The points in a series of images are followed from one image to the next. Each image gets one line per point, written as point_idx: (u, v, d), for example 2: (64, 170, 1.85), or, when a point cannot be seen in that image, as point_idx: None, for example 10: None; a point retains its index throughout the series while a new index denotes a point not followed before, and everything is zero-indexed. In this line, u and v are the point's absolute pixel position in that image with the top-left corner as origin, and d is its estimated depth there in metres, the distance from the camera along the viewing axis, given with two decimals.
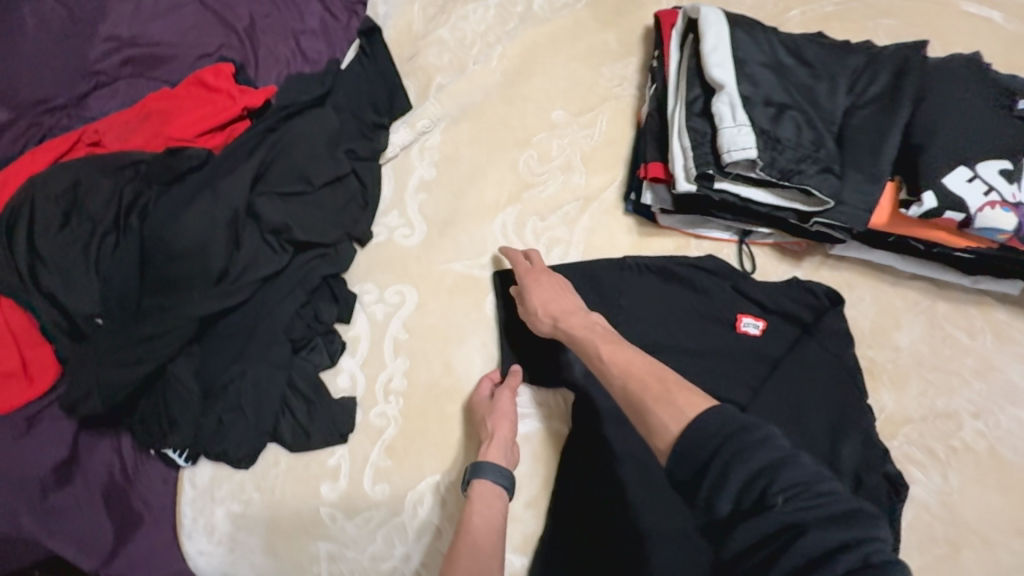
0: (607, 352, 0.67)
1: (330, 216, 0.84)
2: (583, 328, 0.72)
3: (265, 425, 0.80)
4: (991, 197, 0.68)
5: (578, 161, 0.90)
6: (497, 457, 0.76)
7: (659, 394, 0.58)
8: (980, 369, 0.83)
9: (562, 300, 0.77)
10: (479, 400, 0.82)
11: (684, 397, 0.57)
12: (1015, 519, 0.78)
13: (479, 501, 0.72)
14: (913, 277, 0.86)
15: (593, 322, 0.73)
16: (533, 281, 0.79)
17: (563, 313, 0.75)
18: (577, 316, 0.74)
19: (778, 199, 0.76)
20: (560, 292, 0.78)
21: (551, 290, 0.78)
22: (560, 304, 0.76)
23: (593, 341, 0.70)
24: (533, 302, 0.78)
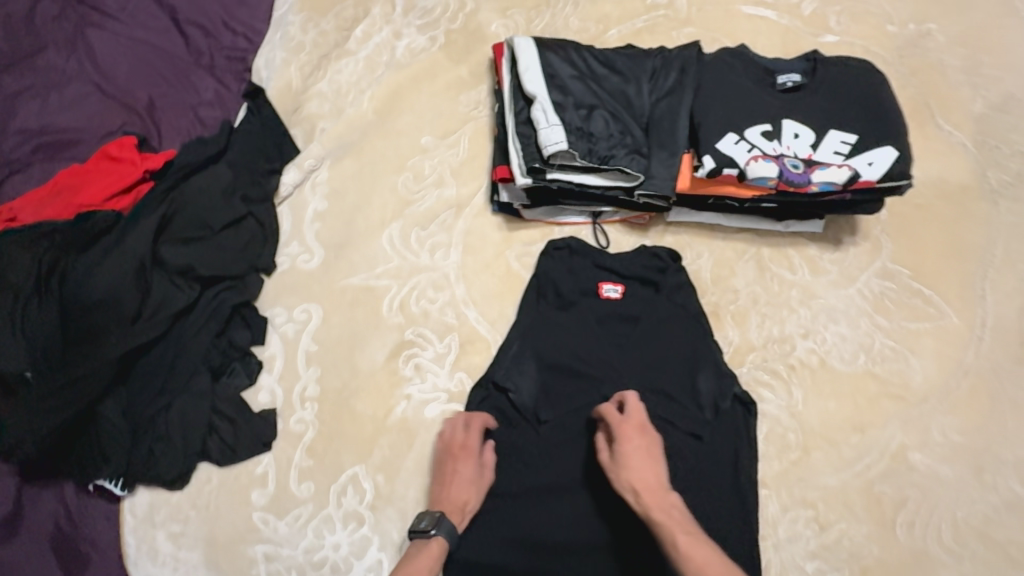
0: (684, 541, 0.74)
1: (235, 253, 0.97)
2: (663, 513, 0.77)
3: (192, 447, 0.90)
4: (754, 153, 0.85)
5: (448, 176, 1.05)
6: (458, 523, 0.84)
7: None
8: (803, 298, 0.98)
9: (647, 473, 0.80)
10: (467, 454, 0.88)
11: None
12: (851, 417, 0.92)
13: (429, 552, 0.81)
14: (739, 230, 1.02)
15: (671, 505, 0.78)
16: (629, 442, 0.82)
17: (644, 489, 0.79)
18: (658, 495, 0.79)
19: (604, 181, 0.91)
20: (648, 464, 0.81)
21: (642, 460, 0.81)
22: (646, 476, 0.80)
23: (671, 529, 0.75)
24: (624, 467, 0.81)
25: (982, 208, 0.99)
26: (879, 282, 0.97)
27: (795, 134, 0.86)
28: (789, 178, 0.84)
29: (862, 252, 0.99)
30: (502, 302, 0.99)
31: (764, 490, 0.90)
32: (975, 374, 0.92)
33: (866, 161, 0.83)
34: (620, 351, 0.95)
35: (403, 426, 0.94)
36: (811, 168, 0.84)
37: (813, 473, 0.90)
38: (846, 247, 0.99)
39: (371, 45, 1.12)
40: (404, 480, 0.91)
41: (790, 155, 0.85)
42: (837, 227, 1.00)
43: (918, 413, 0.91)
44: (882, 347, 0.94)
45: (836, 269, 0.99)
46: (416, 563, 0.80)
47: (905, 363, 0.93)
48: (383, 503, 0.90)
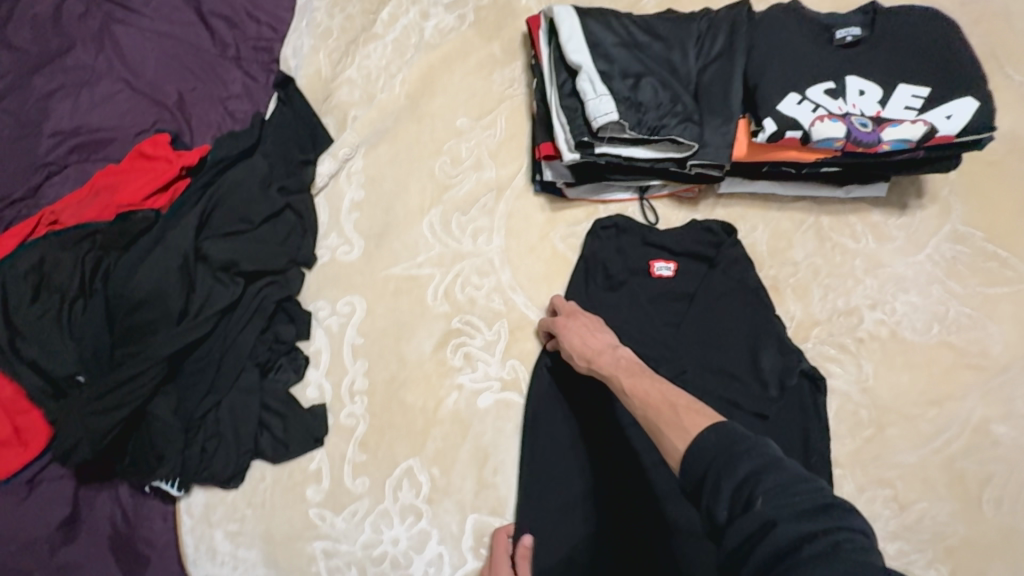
0: (628, 383, 0.70)
1: (276, 247, 0.94)
2: (609, 363, 0.74)
3: (245, 444, 0.89)
4: (819, 113, 0.79)
5: (486, 158, 1.01)
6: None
7: (670, 418, 0.61)
8: (869, 267, 0.93)
9: (588, 342, 0.80)
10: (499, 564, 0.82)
11: (689, 417, 0.59)
12: (927, 391, 0.87)
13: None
14: (796, 199, 0.96)
15: (618, 357, 0.75)
16: (566, 323, 0.84)
17: (591, 354, 0.78)
18: (603, 353, 0.77)
19: (654, 153, 0.87)
20: (589, 333, 0.81)
21: (581, 332, 0.82)
22: (589, 346, 0.79)
23: (618, 376, 0.72)
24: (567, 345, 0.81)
25: None
26: (950, 247, 0.92)
27: (861, 91, 0.81)
28: (858, 138, 0.79)
29: (930, 215, 0.93)
30: (549, 285, 0.95)
31: (838, 470, 0.85)
32: None
33: (943, 114, 0.78)
34: (675, 329, 0.92)
35: (455, 418, 0.91)
36: (881, 126, 0.79)
37: (890, 450, 0.85)
38: (912, 211, 0.94)
39: (399, 27, 1.09)
40: (460, 472, 0.89)
41: (858, 113, 0.80)
42: (901, 190, 0.95)
43: (999, 383, 0.86)
44: (957, 315, 0.89)
45: (902, 235, 0.93)
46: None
47: (982, 331, 0.88)
48: (440, 495, 0.88)
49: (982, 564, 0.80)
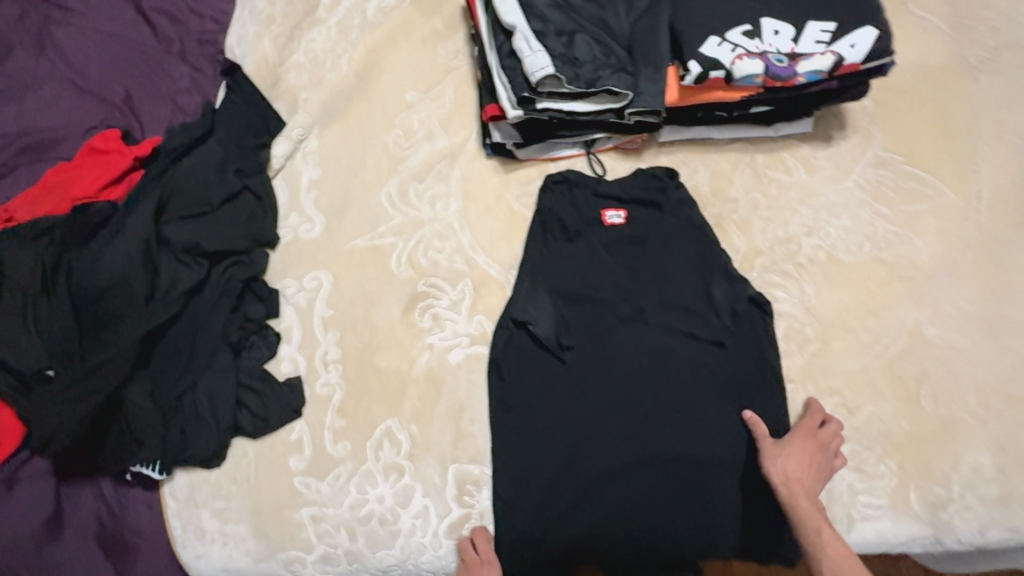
0: (826, 533, 0.78)
1: (238, 228, 0.97)
2: (806, 510, 0.80)
3: (224, 421, 0.90)
4: (738, 52, 0.85)
5: (437, 127, 1.05)
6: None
7: (846, 564, 0.76)
8: (802, 197, 0.99)
9: (801, 470, 0.83)
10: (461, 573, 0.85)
11: (849, 563, 0.76)
12: (865, 304, 0.94)
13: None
14: (731, 141, 1.03)
15: (815, 498, 0.82)
16: (793, 437, 0.85)
17: (790, 479, 0.83)
18: (810, 484, 0.83)
19: (593, 106, 0.91)
20: (806, 458, 0.84)
21: (803, 460, 0.84)
22: (792, 468, 0.83)
23: (812, 518, 0.80)
24: (785, 451, 0.84)
25: (963, 86, 1.01)
26: (874, 171, 0.99)
27: (775, 31, 0.87)
28: (776, 73, 0.85)
29: (853, 145, 1.01)
30: (508, 243, 0.99)
31: (790, 384, 0.92)
32: (978, 244, 0.94)
33: (848, 43, 0.84)
34: (630, 273, 0.96)
35: (429, 376, 0.94)
36: (795, 61, 0.85)
37: (836, 361, 0.92)
38: (837, 142, 1.01)
39: (341, 10, 1.12)
40: (437, 426, 0.92)
41: (774, 51, 0.86)
42: (826, 124, 1.02)
43: (929, 290, 0.93)
44: (885, 233, 0.96)
45: (830, 165, 1.00)
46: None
47: (909, 244, 0.95)
48: (420, 451, 0.91)
49: (925, 454, 0.87)
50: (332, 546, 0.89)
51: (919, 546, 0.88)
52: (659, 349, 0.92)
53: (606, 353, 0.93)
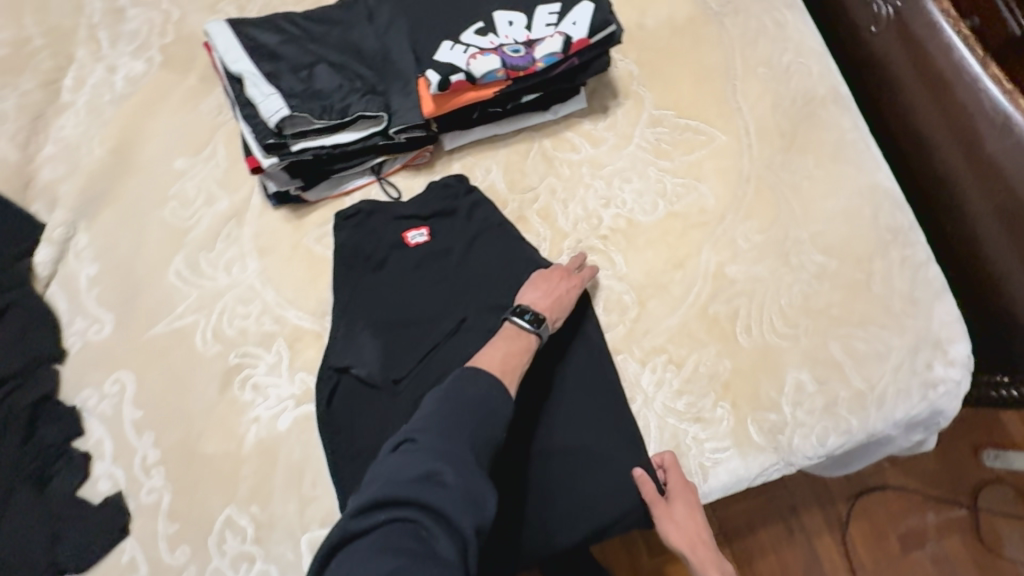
0: None
1: (10, 350, 0.88)
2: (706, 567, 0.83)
3: (36, 564, 0.80)
4: (471, 52, 0.86)
5: (217, 189, 0.99)
6: (556, 322, 0.87)
7: None
8: (593, 171, 1.01)
9: (696, 528, 0.84)
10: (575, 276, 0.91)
11: None
12: (670, 258, 0.97)
13: (520, 344, 0.82)
14: (517, 133, 1.03)
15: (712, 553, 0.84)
16: (682, 497, 0.84)
17: (690, 541, 0.83)
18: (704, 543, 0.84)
19: (353, 134, 0.89)
20: (695, 517, 0.84)
21: (694, 516, 0.84)
22: (691, 530, 0.83)
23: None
24: (680, 513, 0.83)
25: (711, 32, 1.07)
26: (652, 131, 1.02)
27: (509, 22, 0.88)
28: (514, 64, 0.86)
29: (628, 109, 1.03)
30: (316, 289, 0.95)
31: (620, 354, 0.93)
32: (755, 176, 0.99)
33: (570, 22, 0.86)
34: (442, 286, 0.95)
35: (261, 449, 0.89)
36: (531, 47, 0.86)
37: (655, 320, 0.94)
38: (613, 110, 1.03)
39: (86, 90, 1.04)
40: (280, 500, 0.87)
41: (509, 42, 0.86)
42: (600, 96, 1.04)
43: (721, 231, 0.97)
44: (673, 186, 1.00)
45: (612, 134, 1.03)
46: (501, 354, 0.81)
47: (696, 191, 0.99)
48: (267, 531, 0.86)
49: (752, 385, 0.91)
50: None
51: (774, 473, 0.91)
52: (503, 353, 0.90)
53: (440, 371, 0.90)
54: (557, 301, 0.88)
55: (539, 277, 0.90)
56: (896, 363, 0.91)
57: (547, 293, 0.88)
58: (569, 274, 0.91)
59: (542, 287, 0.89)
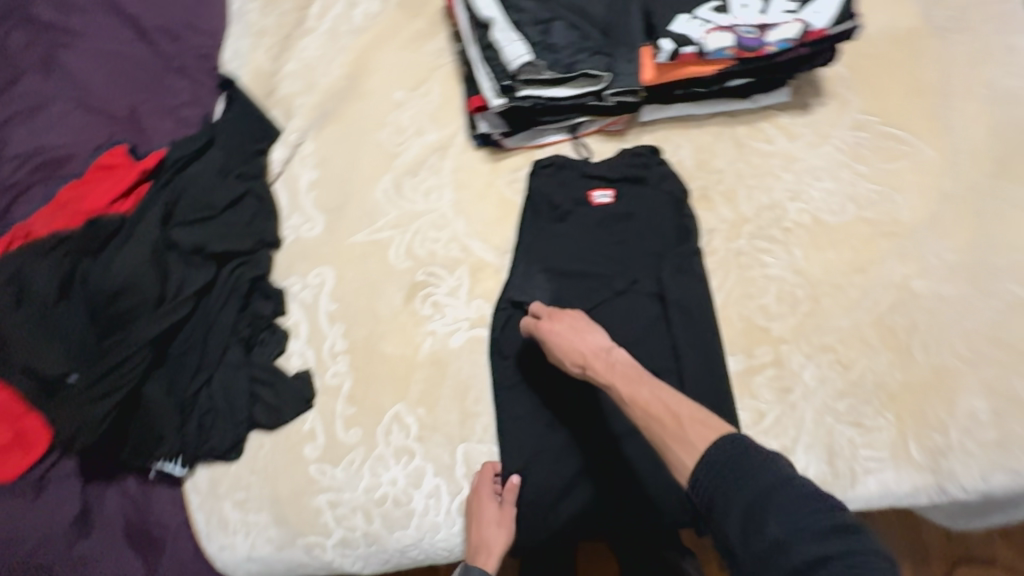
0: (624, 391, 0.75)
1: (242, 230, 1.01)
2: (606, 370, 0.78)
3: (239, 415, 0.94)
4: (708, 27, 0.89)
5: (427, 123, 1.09)
6: (488, 564, 0.84)
7: (676, 434, 0.67)
8: (784, 164, 1.02)
9: (581, 341, 0.83)
10: (484, 501, 0.87)
11: (696, 431, 0.66)
12: (851, 261, 0.96)
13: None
14: (712, 116, 1.06)
15: (614, 362, 0.79)
16: (556, 325, 0.86)
17: (586, 358, 0.81)
18: (596, 356, 0.81)
19: (572, 90, 0.95)
20: (575, 331, 0.85)
21: (571, 334, 0.84)
22: (581, 349, 0.82)
23: (615, 385, 0.76)
24: (557, 347, 0.84)
25: (931, 45, 1.05)
26: (853, 134, 1.02)
27: (743, 5, 0.90)
28: (746, 45, 0.88)
29: (831, 109, 1.04)
30: (502, 227, 1.03)
31: (785, 345, 0.94)
32: (956, 197, 0.97)
33: (812, 12, 0.88)
34: (620, 245, 1.00)
35: (432, 360, 0.97)
36: (764, 31, 0.89)
37: (827, 318, 0.94)
38: (815, 108, 1.04)
39: (329, 18, 1.17)
40: (444, 406, 0.95)
41: (742, 24, 0.89)
42: (803, 92, 1.05)
43: (910, 243, 0.96)
44: (867, 192, 0.99)
45: (809, 131, 1.03)
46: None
47: (890, 201, 0.98)
48: (430, 432, 0.94)
49: (920, 403, 0.89)
50: (349, 530, 0.92)
51: (924, 498, 0.88)
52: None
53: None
54: (494, 545, 0.85)
55: (472, 516, 0.87)
56: None
57: (478, 529, 0.86)
58: (488, 506, 0.87)
59: (477, 528, 0.86)
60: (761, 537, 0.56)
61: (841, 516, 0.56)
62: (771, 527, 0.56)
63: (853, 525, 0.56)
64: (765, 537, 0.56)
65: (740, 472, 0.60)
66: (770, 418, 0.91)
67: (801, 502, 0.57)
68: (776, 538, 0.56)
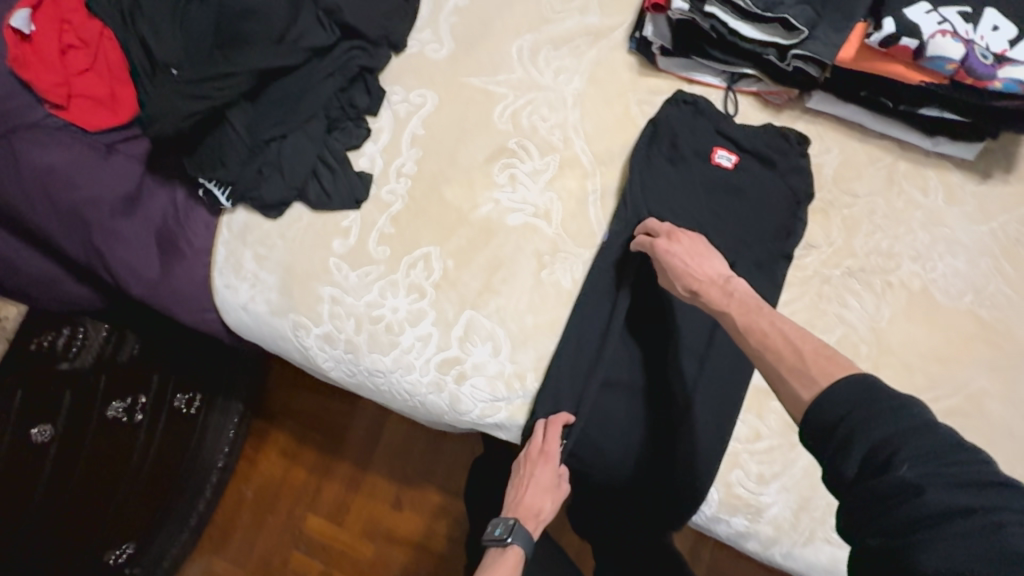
0: (742, 320, 0.70)
1: (376, 16, 0.99)
2: (721, 297, 0.74)
3: (294, 182, 0.96)
4: (943, 28, 0.78)
5: (593, 5, 1.02)
6: (535, 529, 0.89)
7: (794, 365, 0.63)
8: (926, 222, 0.91)
9: (701, 269, 0.78)
10: (544, 468, 0.88)
11: (818, 366, 0.62)
12: (935, 348, 0.87)
13: (509, 561, 0.85)
14: (881, 137, 0.94)
15: (732, 291, 0.74)
16: (678, 247, 0.82)
17: (701, 285, 0.77)
18: (714, 284, 0.76)
19: (758, 33, 0.87)
20: (699, 258, 0.80)
21: (693, 259, 0.80)
22: (699, 275, 0.78)
23: (729, 313, 0.72)
24: (671, 272, 0.81)
25: None
26: (1018, 228, 0.90)
27: (994, 26, 0.78)
28: (973, 67, 0.78)
29: (1011, 193, 0.91)
30: (610, 139, 0.98)
31: None
32: None
33: None
34: (713, 217, 0.93)
35: (483, 225, 0.96)
36: (1000, 63, 0.78)
37: None
38: (994, 183, 0.91)
39: None
40: (471, 270, 0.94)
41: (982, 44, 0.78)
42: (990, 161, 0.92)
43: (1009, 363, 0.86)
44: (996, 292, 0.88)
45: (974, 202, 0.91)
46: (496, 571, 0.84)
47: (1015, 314, 0.87)
48: (447, 285, 0.94)
49: None
50: (337, 329, 0.96)
51: None
52: (624, 286, 0.92)
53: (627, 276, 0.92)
54: (541, 513, 0.89)
55: (527, 480, 0.89)
56: None
57: (530, 494, 0.89)
58: (548, 478, 0.89)
59: (530, 490, 0.89)
60: (885, 476, 0.54)
61: (983, 469, 0.53)
62: (902, 468, 0.53)
63: (996, 482, 0.52)
64: (894, 477, 0.53)
65: (876, 409, 0.57)
66: (763, 443, 0.87)
67: (937, 451, 0.53)
68: (910, 481, 0.52)
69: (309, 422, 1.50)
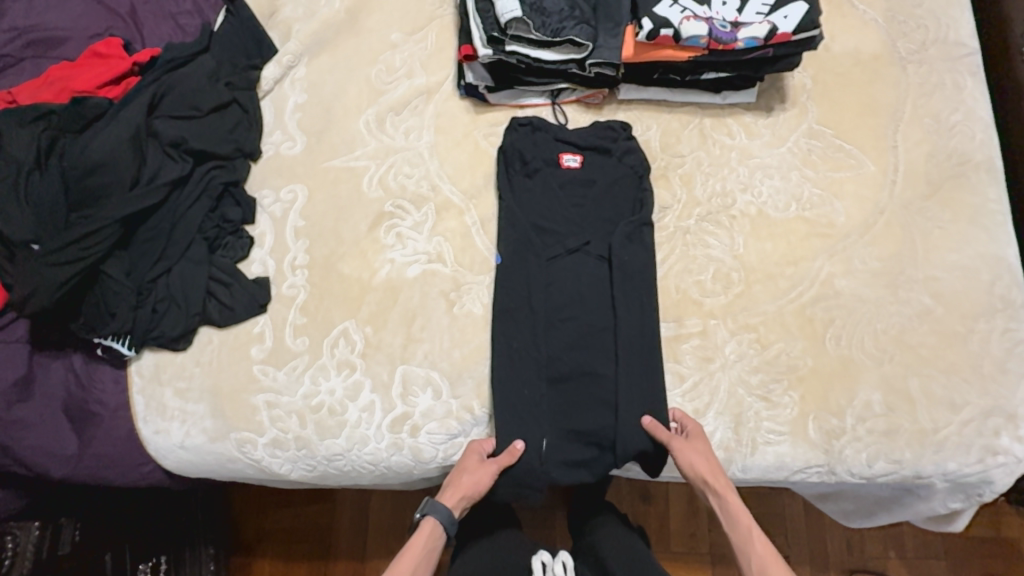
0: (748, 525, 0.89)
1: (222, 134, 1.05)
2: (731, 500, 0.90)
3: (193, 308, 0.98)
4: (686, 14, 0.98)
5: (418, 68, 1.14)
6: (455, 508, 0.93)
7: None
8: (741, 158, 1.10)
9: (714, 465, 0.92)
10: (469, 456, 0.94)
11: None
12: (785, 254, 1.04)
13: (424, 531, 0.92)
14: (684, 105, 1.13)
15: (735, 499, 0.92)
16: (698, 435, 0.94)
17: (713, 478, 0.91)
18: (722, 484, 0.92)
19: (556, 54, 1.03)
20: (711, 454, 0.93)
21: (708, 453, 0.93)
22: (714, 469, 0.92)
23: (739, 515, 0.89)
24: (695, 449, 0.92)
25: (891, 73, 1.14)
26: (807, 141, 1.10)
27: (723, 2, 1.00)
28: (719, 36, 0.98)
29: (792, 116, 1.12)
30: (472, 174, 1.08)
31: (713, 320, 1.01)
32: (886, 210, 1.06)
33: (781, 15, 0.98)
34: (579, 211, 1.06)
35: (387, 286, 1.02)
36: (737, 27, 0.98)
37: (755, 302, 1.02)
38: (777, 113, 1.12)
39: None
40: (390, 330, 1.00)
41: (719, 18, 0.99)
42: (768, 96, 1.13)
43: (840, 245, 1.04)
44: (810, 195, 1.07)
45: (768, 132, 1.11)
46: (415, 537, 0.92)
47: (829, 207, 1.07)
48: (373, 350, 0.99)
49: (824, 389, 0.98)
50: (282, 431, 0.97)
51: (813, 474, 0.97)
52: (530, 291, 1.00)
53: (520, 281, 1.01)
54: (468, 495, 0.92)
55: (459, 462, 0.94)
56: (965, 418, 0.96)
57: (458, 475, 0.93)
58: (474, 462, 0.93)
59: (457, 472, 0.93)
60: None
61: None
62: None
63: None
64: None
65: None
66: (689, 381, 0.99)
67: None
68: None
69: (292, 538, 1.44)
